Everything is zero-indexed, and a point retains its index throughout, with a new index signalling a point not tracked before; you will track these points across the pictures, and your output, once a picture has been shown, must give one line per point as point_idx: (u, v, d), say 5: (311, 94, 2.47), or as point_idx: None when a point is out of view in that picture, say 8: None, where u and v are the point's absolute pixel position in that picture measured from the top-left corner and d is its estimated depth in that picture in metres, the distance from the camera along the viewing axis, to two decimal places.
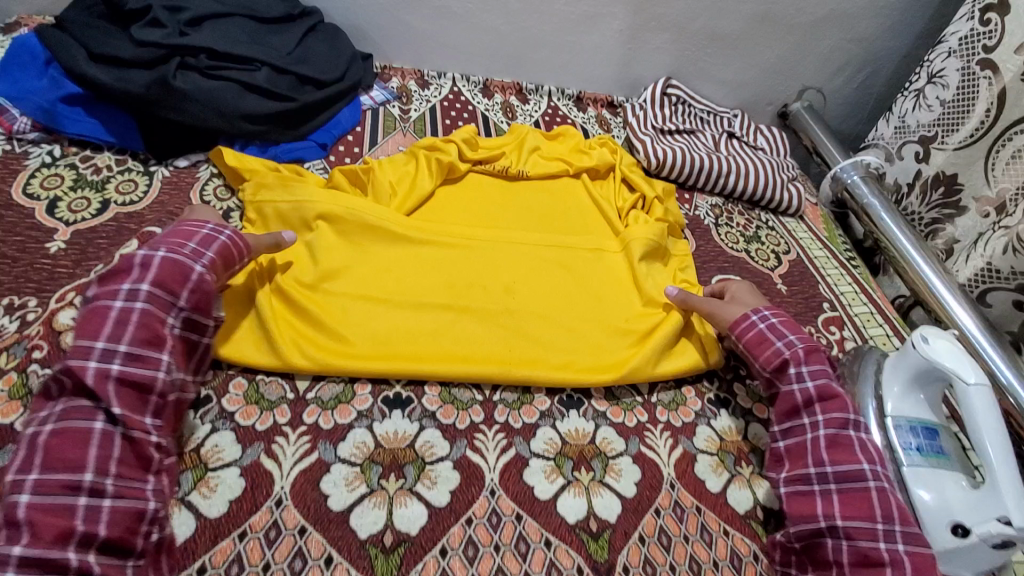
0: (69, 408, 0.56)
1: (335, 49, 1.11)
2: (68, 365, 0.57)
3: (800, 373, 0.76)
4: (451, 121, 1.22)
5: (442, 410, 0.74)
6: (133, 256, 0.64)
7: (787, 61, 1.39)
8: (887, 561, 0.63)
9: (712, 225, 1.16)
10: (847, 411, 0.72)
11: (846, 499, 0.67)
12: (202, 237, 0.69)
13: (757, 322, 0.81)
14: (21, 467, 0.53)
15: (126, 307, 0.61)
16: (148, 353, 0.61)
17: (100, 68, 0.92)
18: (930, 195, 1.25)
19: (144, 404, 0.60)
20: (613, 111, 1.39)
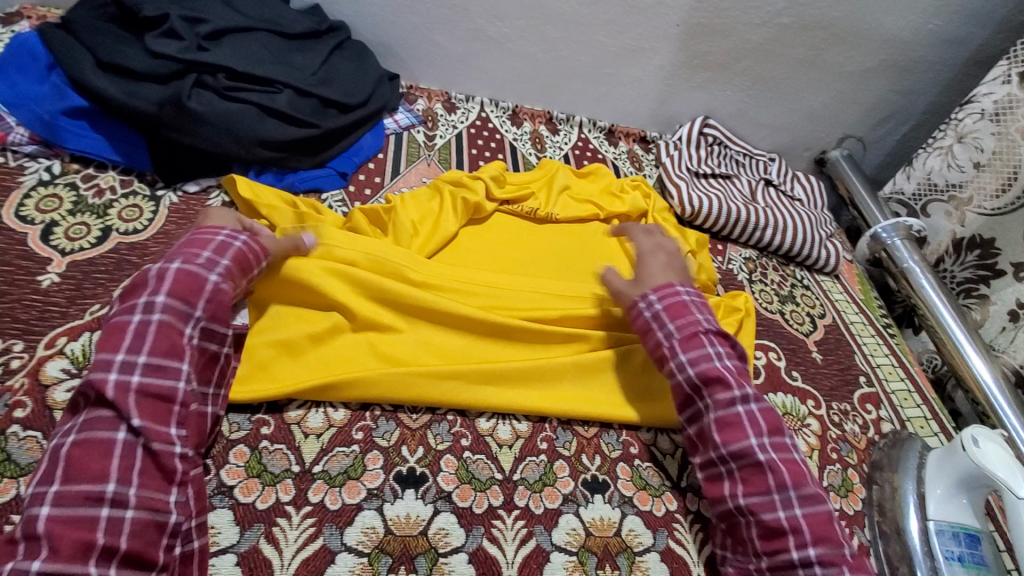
0: (90, 418, 0.55)
1: (361, 70, 1.05)
2: (90, 378, 0.55)
3: (681, 363, 0.73)
4: (477, 151, 1.16)
5: (459, 492, 0.68)
6: (149, 268, 0.63)
7: (830, 108, 1.33)
8: (786, 529, 0.63)
9: (746, 281, 1.10)
10: (734, 389, 0.70)
11: (744, 477, 0.67)
12: (218, 245, 0.67)
13: (642, 311, 0.78)
14: (44, 479, 0.51)
15: (144, 320, 0.59)
16: (167, 362, 0.59)
17: (108, 80, 0.85)
18: (964, 255, 1.20)
19: (166, 413, 0.58)
20: (645, 146, 1.33)
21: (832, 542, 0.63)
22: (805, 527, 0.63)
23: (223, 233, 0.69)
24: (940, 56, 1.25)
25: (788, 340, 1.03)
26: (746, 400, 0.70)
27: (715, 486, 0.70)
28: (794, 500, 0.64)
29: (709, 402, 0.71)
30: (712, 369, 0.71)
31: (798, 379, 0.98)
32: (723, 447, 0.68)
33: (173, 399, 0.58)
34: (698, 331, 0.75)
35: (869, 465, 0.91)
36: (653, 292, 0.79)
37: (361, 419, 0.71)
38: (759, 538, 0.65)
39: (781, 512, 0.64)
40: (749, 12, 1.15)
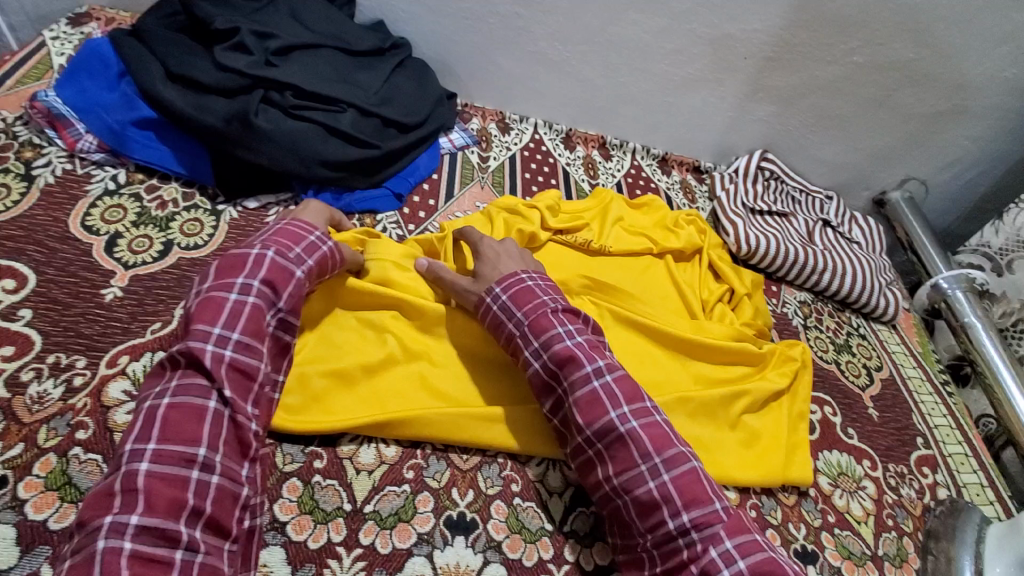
0: (183, 380, 0.58)
1: (422, 89, 1.04)
2: (189, 346, 0.59)
3: (534, 351, 0.71)
4: (530, 175, 1.14)
5: (509, 542, 0.66)
6: (246, 252, 0.66)
7: (895, 149, 1.28)
8: (658, 500, 0.63)
9: (801, 327, 1.06)
10: (586, 365, 0.69)
11: (613, 455, 0.66)
12: (309, 245, 0.71)
13: (491, 307, 0.74)
14: (141, 437, 0.54)
15: (240, 301, 0.63)
16: (254, 343, 0.62)
17: (178, 92, 0.85)
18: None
19: (248, 392, 0.61)
20: (698, 176, 1.30)
21: (704, 504, 0.62)
22: (676, 493, 0.63)
23: (310, 233, 0.71)
24: (1016, 104, 1.20)
25: (844, 394, 0.99)
26: (600, 374, 0.69)
27: (588, 471, 0.68)
28: (659, 467, 0.63)
29: (567, 386, 0.69)
30: (564, 349, 0.70)
31: (853, 436, 0.94)
32: (587, 429, 0.66)
33: (256, 378, 0.62)
34: (549, 314, 0.73)
35: (925, 534, 0.86)
36: (497, 283, 0.75)
37: (412, 457, 0.70)
38: (638, 516, 0.64)
39: (652, 483, 0.63)
40: (822, 48, 1.11)
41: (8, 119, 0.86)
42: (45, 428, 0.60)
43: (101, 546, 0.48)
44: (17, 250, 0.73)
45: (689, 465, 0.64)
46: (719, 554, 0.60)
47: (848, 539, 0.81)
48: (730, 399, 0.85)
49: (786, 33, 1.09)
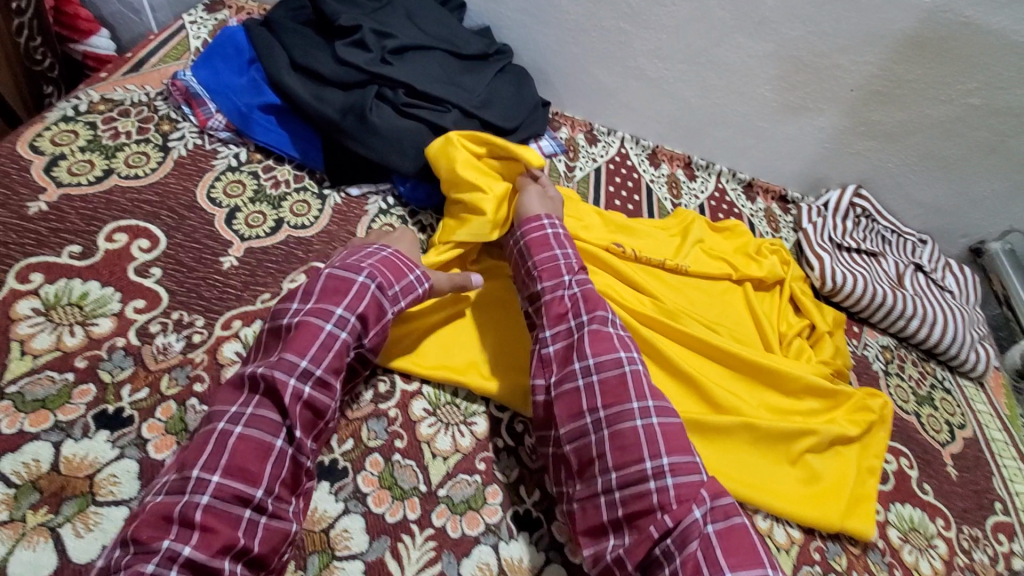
0: (258, 407, 0.60)
1: (520, 95, 1.07)
2: (275, 376, 0.61)
3: (570, 279, 0.79)
4: (614, 188, 1.15)
5: (571, 546, 0.68)
6: (350, 281, 0.69)
7: (1003, 197, 1.21)
8: (641, 439, 0.65)
9: (882, 373, 1.02)
10: (606, 309, 0.76)
11: (605, 389, 0.69)
12: (396, 271, 0.73)
13: (546, 228, 0.84)
14: (206, 466, 0.56)
15: (333, 333, 0.65)
16: (332, 381, 0.65)
17: (301, 82, 0.92)
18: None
19: (313, 428, 0.64)
20: (784, 205, 1.27)
21: (685, 453, 0.65)
22: (661, 438, 0.66)
23: (411, 271, 0.75)
24: None
25: (922, 447, 0.94)
26: (615, 324, 0.76)
27: (570, 402, 0.69)
28: (651, 409, 0.67)
29: (585, 319, 0.75)
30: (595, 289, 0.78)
31: (929, 492, 0.90)
32: (591, 355, 0.70)
33: (324, 413, 0.64)
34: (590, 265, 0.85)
35: None
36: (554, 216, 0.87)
37: (484, 449, 0.73)
38: (613, 454, 0.65)
39: (639, 420, 0.66)
40: (937, 88, 1.07)
41: (151, 94, 0.95)
42: (166, 376, 0.67)
43: (153, 570, 0.51)
44: (152, 214, 0.80)
45: (674, 417, 0.68)
46: (701, 514, 0.60)
47: None
48: (793, 435, 0.83)
49: (898, 69, 1.05)
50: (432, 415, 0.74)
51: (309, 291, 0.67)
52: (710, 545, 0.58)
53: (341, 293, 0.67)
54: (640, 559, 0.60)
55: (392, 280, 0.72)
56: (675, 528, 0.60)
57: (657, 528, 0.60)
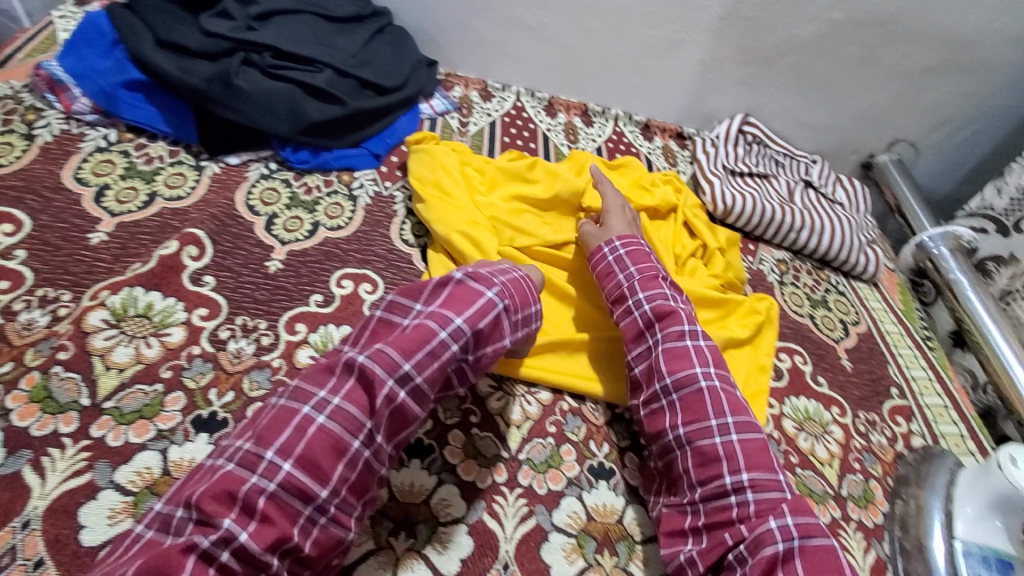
0: (346, 399, 0.55)
1: (400, 54, 1.09)
2: (375, 370, 0.56)
3: (638, 300, 0.78)
4: (509, 139, 1.17)
5: (463, 466, 0.69)
6: (479, 292, 0.64)
7: (882, 109, 1.27)
8: (721, 454, 0.66)
9: (776, 283, 1.07)
10: (683, 324, 0.75)
11: (685, 406, 0.70)
12: (511, 284, 0.68)
13: (607, 255, 0.83)
14: (283, 450, 0.52)
15: (446, 342, 0.60)
16: (427, 394, 0.59)
17: (164, 54, 0.90)
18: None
19: (394, 432, 0.58)
20: (681, 142, 1.31)
21: (766, 469, 0.65)
22: (739, 453, 0.66)
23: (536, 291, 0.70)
24: (1008, 58, 1.17)
25: (817, 345, 0.98)
26: (694, 336, 0.75)
27: (656, 419, 0.72)
28: (730, 426, 0.67)
29: (659, 337, 0.75)
30: (665, 304, 0.76)
31: (824, 385, 0.93)
32: (669, 375, 0.71)
33: (411, 423, 0.59)
34: (658, 275, 0.80)
35: (895, 480, 0.84)
36: (618, 239, 0.84)
37: None
38: (695, 467, 0.67)
39: (718, 437, 0.67)
40: (798, 7, 1.12)
41: (15, 87, 0.92)
42: (32, 348, 0.66)
43: (206, 548, 0.48)
44: (15, 198, 0.78)
45: (755, 433, 0.68)
46: (777, 526, 0.60)
47: (810, 479, 0.80)
48: None
49: None
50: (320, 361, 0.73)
51: (433, 294, 0.63)
52: (791, 565, 0.57)
53: (468, 302, 0.62)
54: (712, 562, 0.62)
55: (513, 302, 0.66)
56: (749, 536, 0.60)
57: (731, 535, 0.61)
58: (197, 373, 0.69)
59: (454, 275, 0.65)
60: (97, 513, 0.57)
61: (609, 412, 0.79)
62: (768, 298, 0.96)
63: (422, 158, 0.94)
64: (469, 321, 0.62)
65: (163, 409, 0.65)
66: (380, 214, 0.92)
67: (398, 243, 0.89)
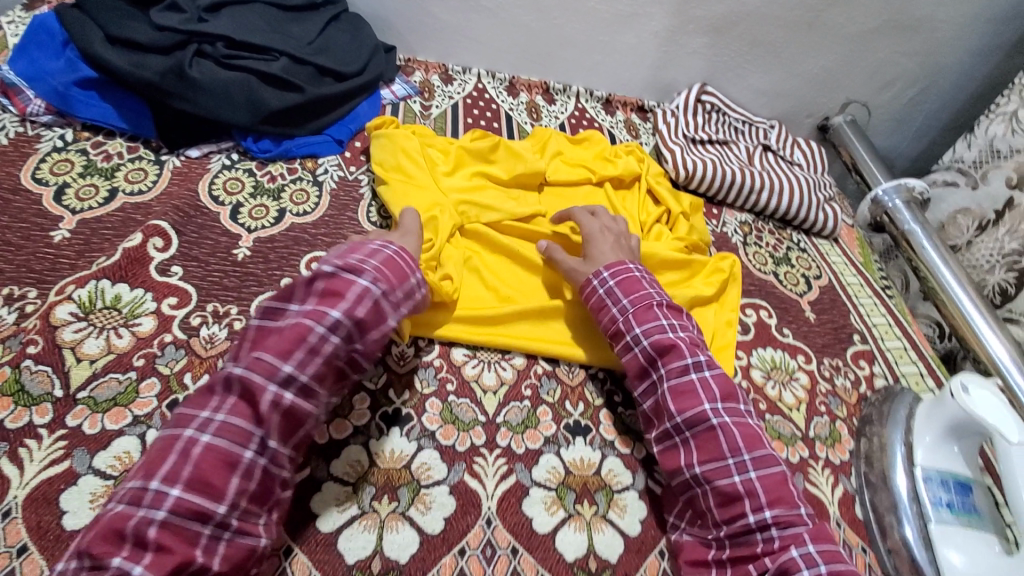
0: (231, 413, 0.55)
1: (357, 40, 1.10)
2: (250, 381, 0.56)
3: (636, 335, 0.74)
4: (472, 120, 1.18)
5: (442, 430, 0.71)
6: (352, 280, 0.62)
7: (832, 72, 1.31)
8: (742, 494, 0.63)
9: (740, 243, 1.10)
10: (686, 358, 0.72)
11: (699, 445, 0.67)
12: (391, 263, 0.66)
13: (596, 289, 0.79)
14: (165, 475, 0.51)
15: (324, 336, 0.59)
16: (317, 388, 0.59)
17: (115, 51, 0.89)
18: (1017, 228, 1.08)
19: (290, 433, 0.58)
20: (642, 115, 1.34)
21: (788, 504, 0.62)
22: (760, 489, 0.63)
23: (413, 273, 0.69)
24: (948, 14, 1.21)
25: (780, 299, 1.02)
26: (699, 368, 0.71)
27: (670, 457, 0.69)
28: (748, 463, 0.64)
29: (663, 372, 0.72)
30: (665, 338, 0.73)
31: (789, 335, 0.97)
32: (679, 414, 0.68)
33: (305, 420, 0.59)
34: (653, 304, 0.76)
35: (860, 420, 0.88)
36: (604, 267, 0.80)
37: None
38: (717, 506, 0.64)
39: (737, 476, 0.64)
40: None
41: None
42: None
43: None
44: None
45: (775, 467, 0.65)
46: (800, 555, 0.58)
47: (779, 423, 0.84)
48: None
49: None
50: None
51: (307, 290, 0.62)
52: None
53: (341, 291, 0.61)
54: None
55: (389, 289, 0.65)
56: (773, 567, 0.59)
57: (756, 568, 0.60)
58: (171, 360, 0.69)
59: (325, 268, 0.63)
60: (78, 498, 0.58)
61: (583, 373, 0.81)
62: (729, 256, 0.99)
63: (384, 144, 0.95)
64: (343, 315, 0.60)
65: (138, 395, 0.66)
66: (346, 198, 0.93)
67: (366, 225, 0.90)
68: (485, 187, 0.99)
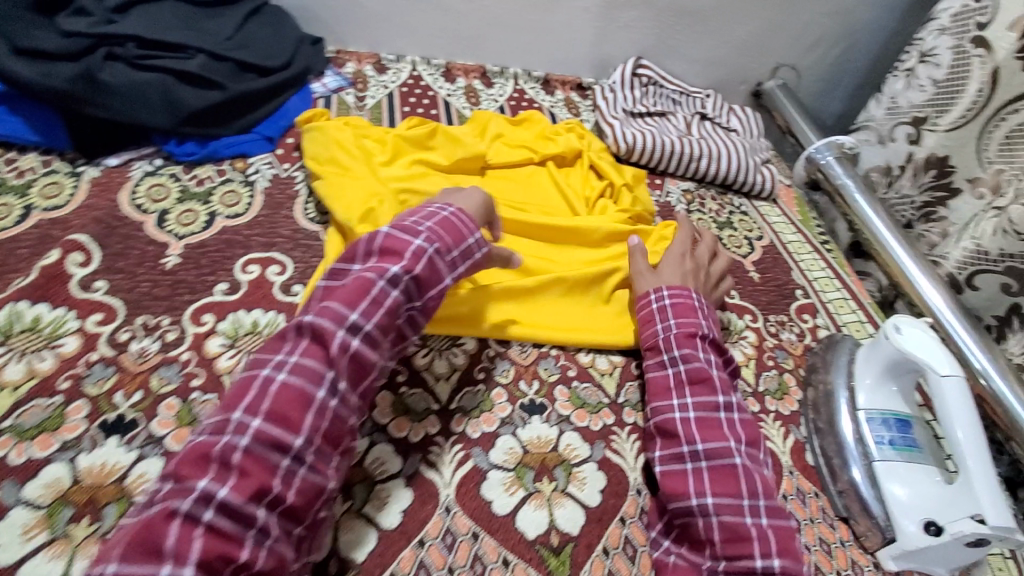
0: (304, 354, 0.57)
1: (279, 34, 1.07)
2: (321, 326, 0.58)
3: (673, 357, 0.73)
4: (409, 108, 1.15)
5: (395, 423, 0.70)
6: (409, 240, 0.65)
7: (760, 37, 1.33)
8: (753, 536, 0.60)
9: (684, 211, 1.12)
10: (717, 395, 0.69)
11: (714, 477, 0.64)
12: (441, 222, 0.69)
13: (651, 303, 0.80)
14: (248, 406, 0.54)
15: (385, 289, 0.62)
16: (380, 340, 0.61)
17: (25, 63, 0.82)
18: (923, 177, 1.15)
19: (359, 381, 0.60)
20: (582, 93, 1.33)
21: (794, 554, 0.61)
22: (772, 538, 0.61)
23: (471, 234, 0.71)
24: None
25: (726, 262, 1.04)
26: (729, 408, 0.69)
27: (674, 480, 0.66)
28: (761, 508, 0.62)
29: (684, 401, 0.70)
30: (701, 368, 0.71)
31: (735, 296, 0.99)
32: (701, 443, 0.66)
33: (372, 371, 0.61)
34: (696, 333, 0.75)
35: (806, 369, 0.91)
36: (666, 287, 0.80)
37: None
38: (721, 540, 0.61)
39: (749, 518, 0.62)
40: None
41: None
42: None
43: (190, 506, 0.48)
44: None
45: (785, 518, 0.63)
46: None
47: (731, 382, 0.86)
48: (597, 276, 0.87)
49: None
50: (232, 347, 0.71)
51: (367, 252, 0.65)
52: None
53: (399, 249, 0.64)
54: None
55: (446, 246, 0.68)
56: None
57: None
58: (100, 379, 0.66)
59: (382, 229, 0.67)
60: (6, 531, 0.55)
61: (535, 351, 0.81)
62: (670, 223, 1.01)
63: (315, 137, 0.92)
64: (410, 267, 0.64)
65: (64, 419, 0.62)
66: (281, 196, 0.90)
67: (303, 222, 0.87)
68: (427, 173, 0.97)
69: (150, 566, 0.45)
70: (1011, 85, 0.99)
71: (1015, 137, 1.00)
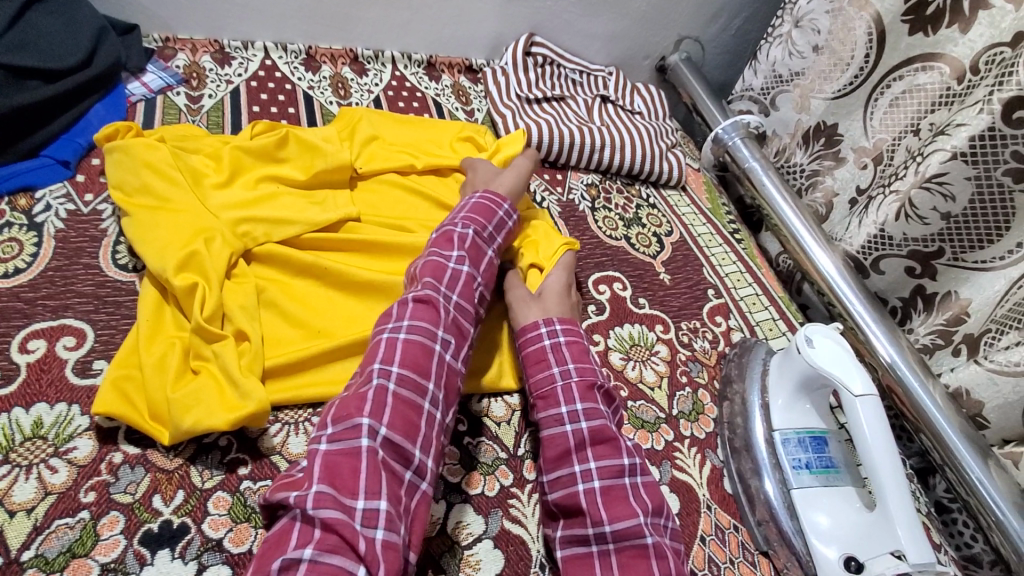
0: (414, 318, 0.62)
1: (71, 24, 0.83)
2: (424, 295, 0.64)
3: (574, 411, 0.65)
4: (259, 108, 0.96)
5: (232, 536, 0.55)
6: (455, 227, 0.72)
7: (659, 8, 1.23)
8: None
9: (589, 211, 1.02)
10: (623, 456, 0.63)
11: (623, 563, 0.57)
12: (480, 204, 0.76)
13: (544, 339, 0.71)
14: (384, 360, 0.59)
15: (457, 267, 0.69)
16: (467, 307, 0.67)
17: None
18: (812, 145, 1.10)
19: (461, 348, 0.65)
20: (472, 77, 1.19)
21: None
22: None
23: (501, 208, 0.77)
24: None
25: (635, 266, 0.96)
26: (634, 471, 0.62)
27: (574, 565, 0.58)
28: None
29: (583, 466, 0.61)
30: (601, 426, 0.64)
31: (645, 305, 0.91)
32: (609, 523, 0.58)
33: (467, 335, 0.66)
34: (595, 382, 0.68)
35: (721, 381, 0.85)
36: (558, 320, 0.73)
37: (94, 475, 0.56)
38: None
39: None
40: None
41: None
42: None
43: (367, 446, 0.53)
44: None
45: None
46: None
47: (641, 409, 0.78)
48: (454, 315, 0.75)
49: None
50: (4, 462, 0.55)
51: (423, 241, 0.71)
52: None
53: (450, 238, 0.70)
54: None
55: (484, 222, 0.74)
56: None
57: None
58: None
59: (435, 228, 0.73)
60: None
61: None
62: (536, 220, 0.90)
63: (120, 160, 0.72)
64: (463, 244, 0.71)
65: None
66: (80, 239, 0.71)
67: (111, 270, 0.70)
68: (277, 193, 0.79)
69: (346, 495, 0.49)
70: (896, 51, 0.95)
71: (898, 105, 0.96)
